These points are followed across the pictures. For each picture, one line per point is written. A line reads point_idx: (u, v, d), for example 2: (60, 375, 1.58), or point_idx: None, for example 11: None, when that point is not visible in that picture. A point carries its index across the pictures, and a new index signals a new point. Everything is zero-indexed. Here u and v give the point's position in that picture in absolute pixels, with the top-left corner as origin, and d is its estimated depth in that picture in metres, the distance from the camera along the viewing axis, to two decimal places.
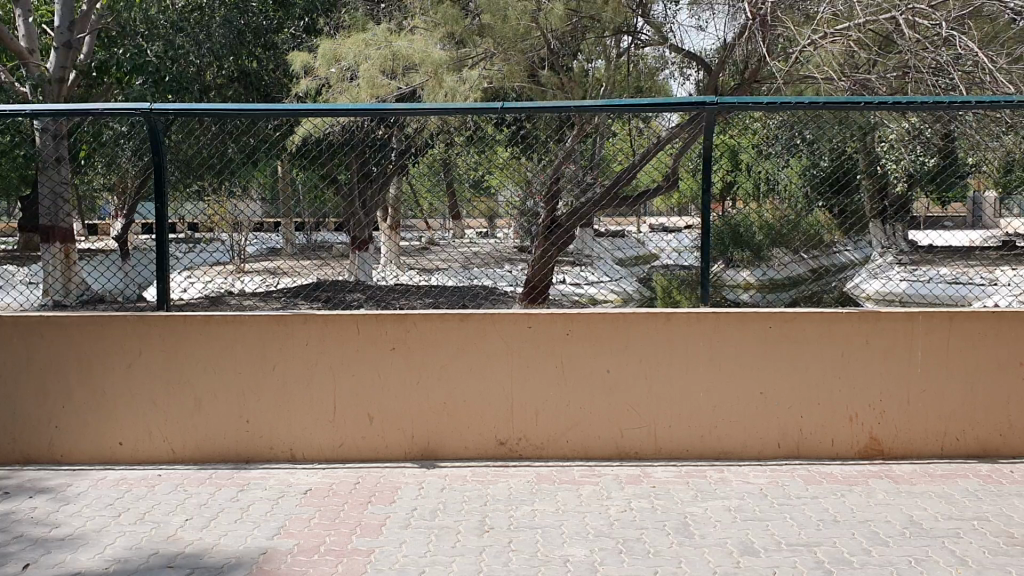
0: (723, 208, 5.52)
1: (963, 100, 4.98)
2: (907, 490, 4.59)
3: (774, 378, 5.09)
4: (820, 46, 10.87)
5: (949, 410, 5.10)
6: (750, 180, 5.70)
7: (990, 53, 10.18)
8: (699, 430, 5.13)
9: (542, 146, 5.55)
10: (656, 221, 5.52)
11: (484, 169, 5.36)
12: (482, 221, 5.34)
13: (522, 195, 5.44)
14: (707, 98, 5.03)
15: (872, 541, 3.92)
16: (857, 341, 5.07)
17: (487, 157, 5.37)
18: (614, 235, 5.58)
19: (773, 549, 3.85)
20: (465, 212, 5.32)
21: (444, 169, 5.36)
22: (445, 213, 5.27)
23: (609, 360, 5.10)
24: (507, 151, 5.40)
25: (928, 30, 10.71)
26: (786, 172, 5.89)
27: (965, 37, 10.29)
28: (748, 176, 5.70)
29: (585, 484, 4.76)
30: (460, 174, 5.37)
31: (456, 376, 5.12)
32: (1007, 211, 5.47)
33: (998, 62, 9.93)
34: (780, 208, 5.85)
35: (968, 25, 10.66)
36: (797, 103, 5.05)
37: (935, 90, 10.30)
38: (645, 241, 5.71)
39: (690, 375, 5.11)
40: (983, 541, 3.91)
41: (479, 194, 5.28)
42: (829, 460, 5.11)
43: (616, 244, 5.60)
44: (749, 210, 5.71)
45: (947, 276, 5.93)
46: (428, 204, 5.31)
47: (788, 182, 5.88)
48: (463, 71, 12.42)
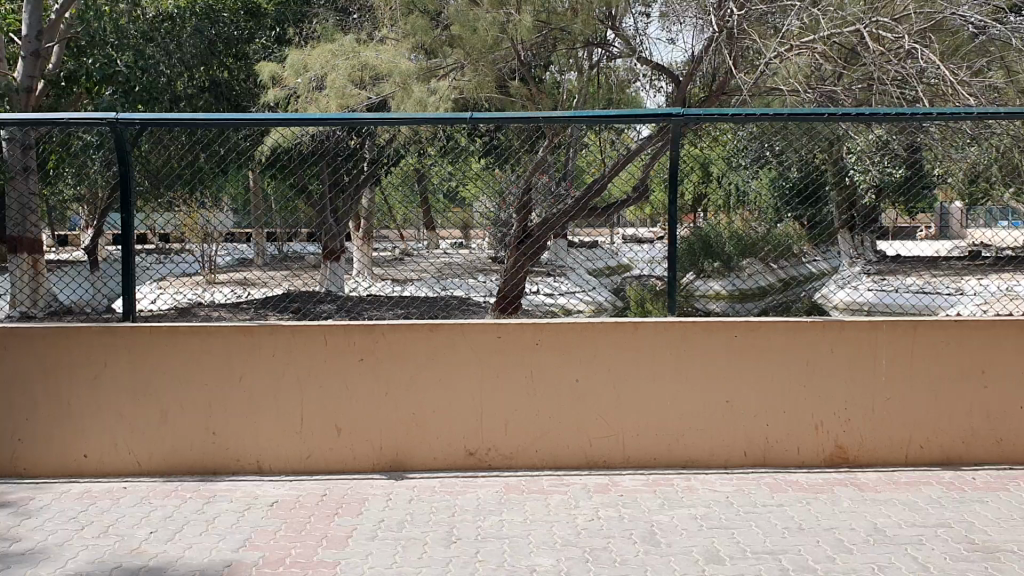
0: (691, 220, 5.85)
1: (924, 112, 5.06)
2: (872, 498, 4.62)
3: (741, 387, 5.12)
4: (787, 58, 10.82)
5: (913, 419, 5.15)
6: (718, 192, 6.02)
7: (952, 67, 10.24)
8: (667, 438, 5.15)
9: (516, 158, 5.69)
10: (631, 232, 5.50)
11: (457, 180, 5.47)
12: (456, 231, 5.48)
13: (496, 206, 5.75)
14: (674, 110, 5.02)
15: (836, 549, 3.92)
16: (822, 350, 5.11)
17: (460, 169, 5.49)
18: (589, 246, 5.58)
19: (738, 557, 3.84)
20: (440, 223, 5.41)
21: (417, 178, 5.54)
22: (419, 223, 5.45)
23: (577, 369, 5.11)
24: (481, 162, 5.46)
25: (892, 43, 10.70)
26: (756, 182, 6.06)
27: (928, 50, 10.31)
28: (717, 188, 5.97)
29: (554, 494, 4.75)
30: (433, 184, 5.51)
31: (425, 385, 5.11)
32: (974, 222, 5.51)
33: (960, 74, 9.94)
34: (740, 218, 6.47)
35: (930, 39, 10.77)
36: (764, 115, 5.05)
37: (899, 100, 10.37)
38: (619, 253, 5.63)
39: (657, 384, 5.12)
40: (946, 547, 3.92)
41: (452, 205, 5.40)
42: (795, 469, 5.14)
43: (591, 255, 5.61)
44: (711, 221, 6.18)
45: None
46: (402, 214, 5.50)
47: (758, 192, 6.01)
48: (431, 81, 12.41)
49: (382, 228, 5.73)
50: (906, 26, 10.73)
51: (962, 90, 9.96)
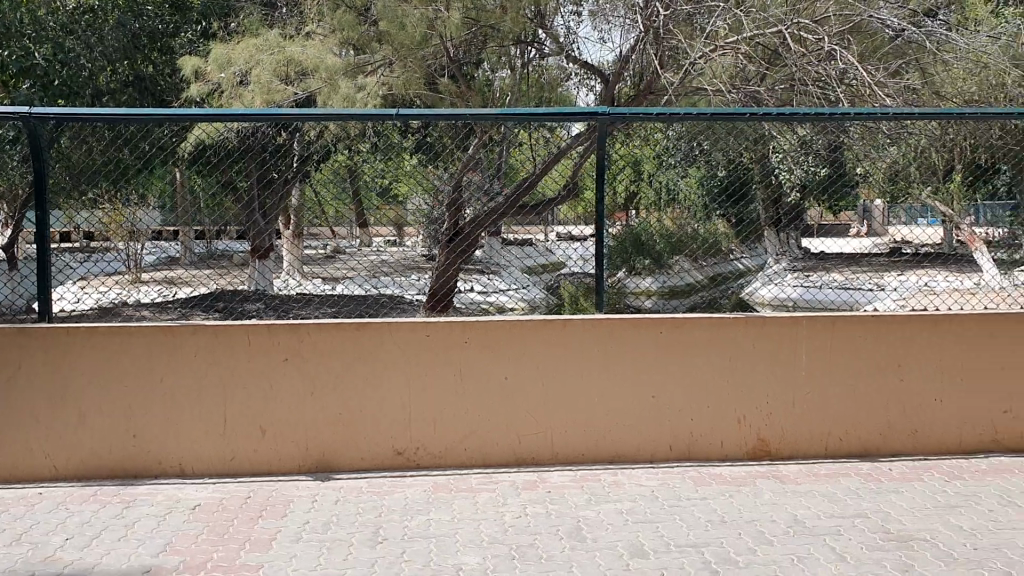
0: (624, 218, 5.73)
1: (843, 112, 5.17)
2: (793, 490, 4.71)
3: (667, 383, 5.18)
4: (711, 59, 10.94)
5: (832, 412, 5.27)
6: (651, 191, 5.92)
7: (870, 68, 10.51)
8: (595, 434, 5.18)
9: (449, 155, 5.82)
10: (565, 230, 5.49)
11: (391, 178, 5.56)
12: (391, 228, 5.58)
13: (430, 203, 5.86)
14: (600, 109, 5.14)
15: (757, 540, 3.99)
16: (746, 345, 5.19)
17: (394, 166, 5.56)
18: (523, 243, 5.58)
19: (662, 551, 3.88)
20: (374, 220, 5.47)
21: (349, 176, 5.49)
22: (353, 221, 5.40)
23: (505, 367, 5.11)
24: (414, 159, 5.59)
25: (812, 44, 10.89)
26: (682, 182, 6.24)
27: (846, 51, 10.56)
28: (649, 188, 5.92)
29: (482, 492, 4.74)
30: (367, 181, 5.53)
31: (352, 384, 5.06)
32: (894, 220, 6.12)
33: (878, 75, 10.21)
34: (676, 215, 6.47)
35: (849, 41, 11.03)
36: (688, 114, 5.16)
37: (820, 101, 10.60)
38: (553, 251, 5.54)
39: (585, 381, 5.15)
40: (862, 536, 4.01)
41: (386, 203, 5.48)
42: (720, 462, 5.22)
43: (525, 252, 5.59)
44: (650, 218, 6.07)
45: None
46: (335, 212, 5.40)
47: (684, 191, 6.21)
48: (358, 78, 12.27)
49: (310, 227, 5.63)
50: (826, 28, 10.97)
51: (878, 91, 10.21)
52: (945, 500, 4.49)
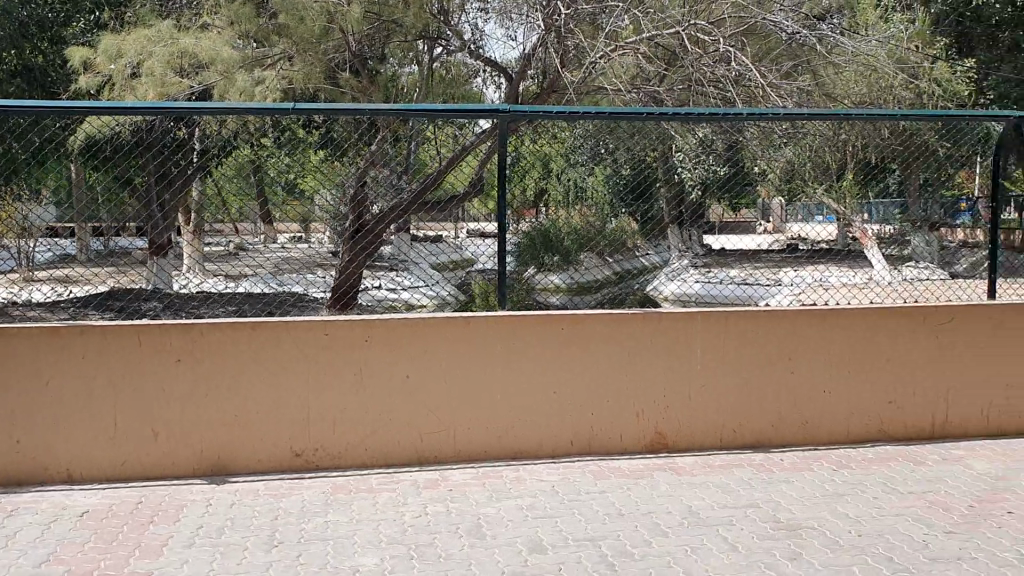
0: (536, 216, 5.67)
1: (736, 112, 5.31)
2: (689, 482, 4.81)
3: (567, 379, 5.22)
4: (612, 59, 11.10)
5: (727, 405, 5.40)
6: (559, 188, 5.77)
7: (763, 70, 10.79)
8: (496, 431, 5.19)
9: (353, 149, 5.85)
10: (474, 226, 5.54)
11: (295, 173, 5.58)
12: (297, 225, 5.68)
13: (335, 200, 5.76)
14: (501, 106, 5.21)
15: (653, 533, 4.05)
16: (644, 341, 5.27)
17: (299, 161, 5.61)
18: (432, 240, 5.65)
19: (560, 546, 3.91)
20: (278, 216, 5.50)
21: (253, 172, 5.50)
22: (254, 217, 5.41)
23: (406, 365, 5.07)
24: (319, 154, 5.66)
25: (708, 45, 11.10)
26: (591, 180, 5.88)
27: (740, 53, 10.82)
28: (558, 184, 5.77)
29: (382, 492, 4.70)
30: (271, 177, 5.48)
31: (249, 384, 4.95)
32: (792, 219, 6.47)
33: (770, 77, 10.49)
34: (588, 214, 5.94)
35: (742, 43, 11.32)
36: (588, 113, 5.33)
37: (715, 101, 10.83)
38: (461, 247, 5.60)
39: (487, 378, 5.16)
40: (753, 526, 4.12)
41: (291, 199, 5.49)
42: (619, 456, 5.30)
43: (433, 249, 5.69)
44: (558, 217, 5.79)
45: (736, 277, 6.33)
46: (237, 208, 5.43)
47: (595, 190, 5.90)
48: (256, 71, 12.01)
49: (211, 226, 5.59)
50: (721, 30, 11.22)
51: (771, 92, 10.49)
52: (832, 489, 4.64)
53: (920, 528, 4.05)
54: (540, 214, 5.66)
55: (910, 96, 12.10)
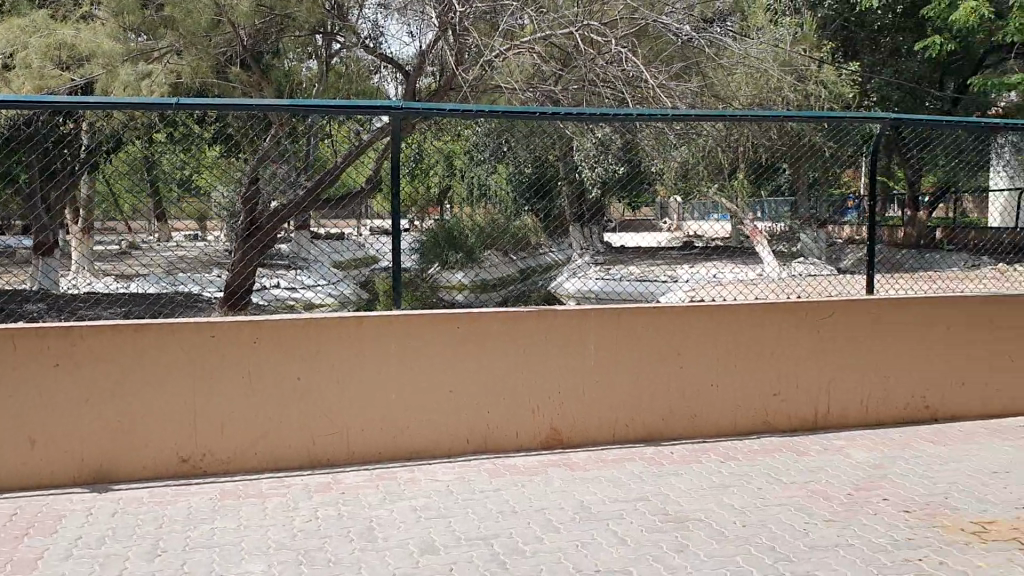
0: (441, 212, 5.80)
1: (626, 113, 5.39)
2: (582, 477, 4.86)
3: (461, 377, 5.22)
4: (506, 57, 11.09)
5: (620, 400, 5.48)
6: (463, 186, 5.92)
7: (653, 71, 10.97)
8: (391, 431, 5.15)
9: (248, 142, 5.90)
10: (377, 224, 5.42)
11: (191, 169, 5.33)
12: (191, 223, 5.30)
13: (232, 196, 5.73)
14: (394, 102, 5.13)
15: (544, 529, 4.08)
16: (538, 338, 5.31)
17: (194, 157, 5.38)
18: (335, 237, 5.54)
19: (452, 546, 3.90)
20: (172, 213, 5.21)
21: (146, 167, 5.30)
22: (148, 213, 5.20)
23: (298, 366, 4.99)
24: (215, 151, 5.48)
25: (601, 46, 11.21)
26: (495, 178, 5.96)
27: (631, 54, 10.94)
28: (462, 182, 5.94)
29: (272, 496, 4.61)
30: (165, 174, 5.28)
31: (132, 389, 4.79)
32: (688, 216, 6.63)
33: (660, 79, 10.68)
34: (491, 212, 5.99)
35: (634, 44, 11.48)
36: (480, 111, 5.34)
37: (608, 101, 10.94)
38: (364, 245, 5.51)
39: (381, 378, 5.11)
40: (643, 519, 4.18)
41: (187, 194, 5.21)
42: (514, 453, 5.32)
43: (337, 246, 5.56)
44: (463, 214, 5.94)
45: (635, 273, 6.55)
46: (130, 205, 5.25)
47: (497, 188, 5.95)
48: (139, 65, 11.62)
49: (103, 221, 5.48)
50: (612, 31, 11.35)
51: (662, 94, 10.67)
52: (719, 480, 4.76)
53: (801, 516, 4.18)
54: (444, 212, 5.80)
55: (793, 98, 12.48)
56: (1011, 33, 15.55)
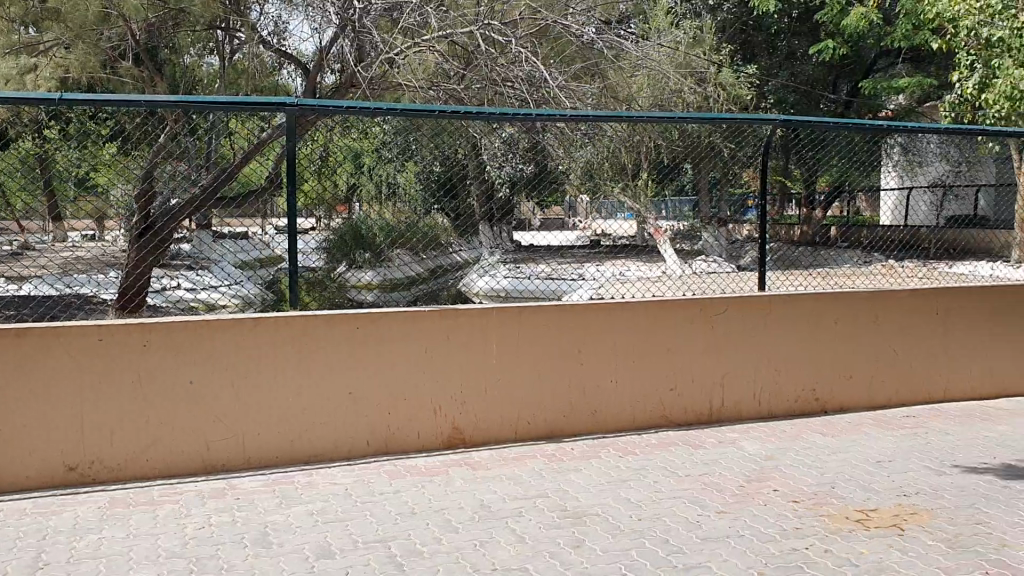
0: (348, 211, 5.90)
1: (525, 113, 5.52)
2: (482, 476, 4.87)
3: (361, 378, 5.17)
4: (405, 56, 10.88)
5: (522, 398, 5.50)
6: (370, 184, 5.88)
7: (554, 71, 11.02)
8: (289, 434, 5.06)
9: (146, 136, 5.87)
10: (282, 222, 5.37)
11: (87, 166, 5.20)
12: (89, 222, 5.21)
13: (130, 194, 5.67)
14: (285, 99, 5.05)
15: (443, 529, 4.07)
16: (439, 337, 5.29)
17: (89, 156, 5.23)
18: (237, 237, 5.54)
19: (349, 549, 3.86)
20: (70, 213, 5.12)
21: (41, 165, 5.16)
22: (45, 214, 5.03)
23: (192, 370, 4.86)
24: (112, 149, 5.32)
25: (503, 46, 11.23)
26: (402, 175, 5.85)
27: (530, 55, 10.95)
28: (368, 179, 5.88)
29: (164, 504, 4.48)
30: (62, 172, 5.16)
31: (14, 395, 4.60)
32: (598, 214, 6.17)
33: (560, 80, 10.76)
34: (399, 211, 5.95)
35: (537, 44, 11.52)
36: (378, 109, 5.28)
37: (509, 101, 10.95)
38: (269, 244, 5.45)
39: (279, 380, 5.02)
40: (541, 517, 4.21)
41: (84, 194, 5.13)
42: (415, 454, 5.29)
43: (239, 245, 5.58)
44: (371, 212, 5.96)
45: (545, 271, 6.28)
46: (23, 203, 4.98)
47: (405, 184, 5.86)
48: (21, 58, 11.21)
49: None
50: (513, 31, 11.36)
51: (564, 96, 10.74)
52: (617, 475, 4.82)
53: (694, 509, 4.27)
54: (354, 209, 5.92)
55: (693, 99, 12.74)
56: (897, 39, 16.23)
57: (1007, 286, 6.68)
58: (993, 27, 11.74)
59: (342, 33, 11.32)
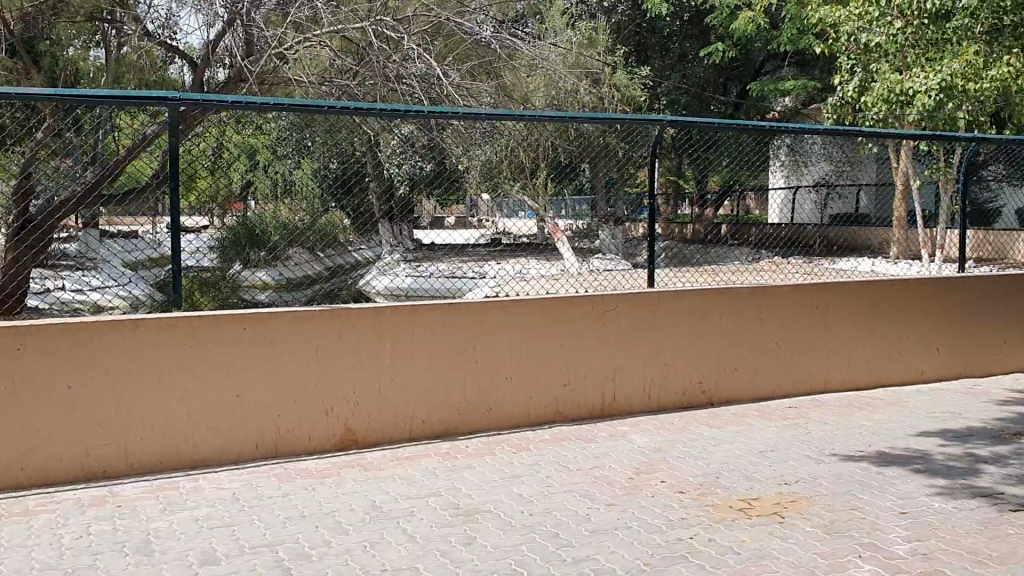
0: (242, 209, 5.69)
1: (415, 110, 5.48)
2: (374, 477, 4.82)
3: (250, 380, 5.06)
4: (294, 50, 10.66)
5: (416, 397, 5.48)
6: (267, 182, 5.71)
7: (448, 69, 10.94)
8: (174, 439, 4.92)
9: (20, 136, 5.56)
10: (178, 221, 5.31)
11: None
12: None
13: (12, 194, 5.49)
14: (168, 94, 4.89)
15: (333, 532, 4.02)
16: (330, 337, 5.23)
17: None
18: (126, 236, 5.33)
19: (234, 554, 3.77)
20: None
21: None
22: None
23: (70, 374, 4.67)
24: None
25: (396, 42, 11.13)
26: (298, 173, 5.80)
27: (422, 52, 10.84)
28: (264, 176, 5.72)
29: (39, 514, 4.30)
30: None
31: None
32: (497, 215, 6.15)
33: (454, 78, 10.72)
34: (294, 209, 5.85)
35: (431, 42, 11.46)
36: (264, 105, 5.16)
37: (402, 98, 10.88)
38: (158, 243, 5.29)
39: (164, 384, 4.87)
40: (432, 516, 4.20)
41: None
42: (306, 456, 5.21)
43: (128, 246, 5.34)
44: (266, 211, 5.78)
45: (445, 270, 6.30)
46: None
47: (301, 183, 5.81)
48: None
49: None
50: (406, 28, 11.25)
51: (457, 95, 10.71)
52: (510, 472, 4.85)
53: (584, 502, 4.33)
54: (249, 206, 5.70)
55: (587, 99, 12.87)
56: (783, 43, 16.78)
57: (881, 281, 6.99)
58: (870, 33, 12.35)
59: (229, 28, 10.77)
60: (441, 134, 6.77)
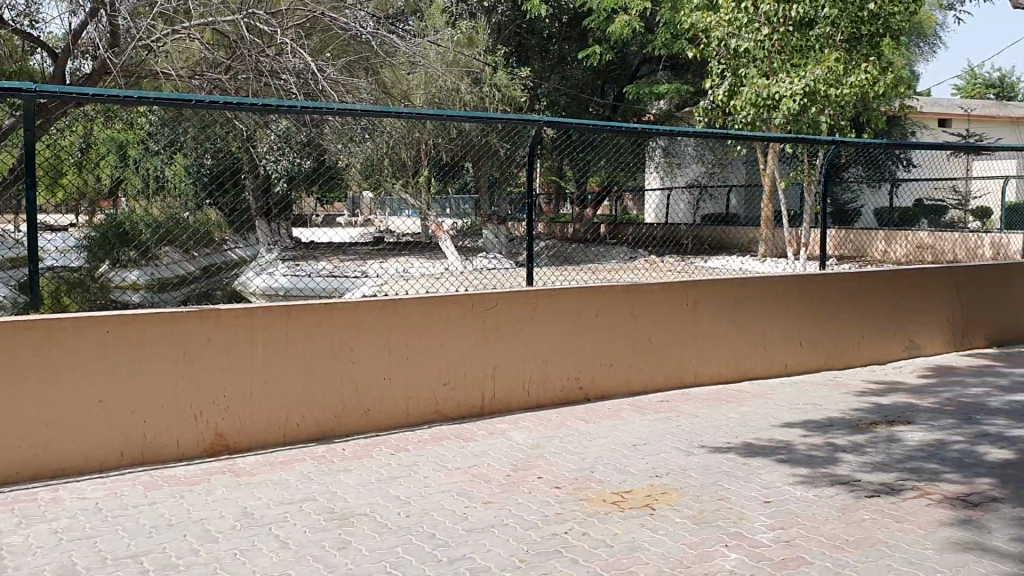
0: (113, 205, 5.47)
1: (287, 105, 5.35)
2: (246, 482, 4.70)
3: (114, 385, 4.85)
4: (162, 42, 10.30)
5: (289, 399, 5.37)
6: (138, 177, 5.42)
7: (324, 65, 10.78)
8: (31, 448, 4.67)
9: None
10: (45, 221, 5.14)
11: None
12: None
13: None
14: (22, 85, 4.60)
15: (201, 540, 3.90)
16: (199, 339, 5.07)
17: None
18: None
19: (95, 567, 3.61)
20: None
21: None
22: None
23: None
24: None
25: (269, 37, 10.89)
26: (169, 168, 5.44)
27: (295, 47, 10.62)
28: (135, 172, 5.42)
29: None
30: None
31: None
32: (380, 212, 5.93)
33: (329, 75, 10.56)
34: (169, 206, 5.63)
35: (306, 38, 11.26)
36: (125, 98, 4.88)
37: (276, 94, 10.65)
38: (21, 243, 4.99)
39: (19, 390, 4.62)
40: (306, 520, 4.12)
41: None
42: (174, 463, 5.04)
43: None
44: (137, 208, 5.53)
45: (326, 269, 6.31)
46: None
47: (173, 178, 5.50)
48: None
49: None
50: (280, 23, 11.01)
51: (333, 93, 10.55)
52: (386, 473, 4.81)
53: (461, 501, 4.33)
54: (118, 204, 5.50)
55: None
56: (657, 48, 17.23)
57: (748, 280, 7.23)
58: (739, 39, 13.07)
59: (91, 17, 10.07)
60: (320, 130, 6.44)
